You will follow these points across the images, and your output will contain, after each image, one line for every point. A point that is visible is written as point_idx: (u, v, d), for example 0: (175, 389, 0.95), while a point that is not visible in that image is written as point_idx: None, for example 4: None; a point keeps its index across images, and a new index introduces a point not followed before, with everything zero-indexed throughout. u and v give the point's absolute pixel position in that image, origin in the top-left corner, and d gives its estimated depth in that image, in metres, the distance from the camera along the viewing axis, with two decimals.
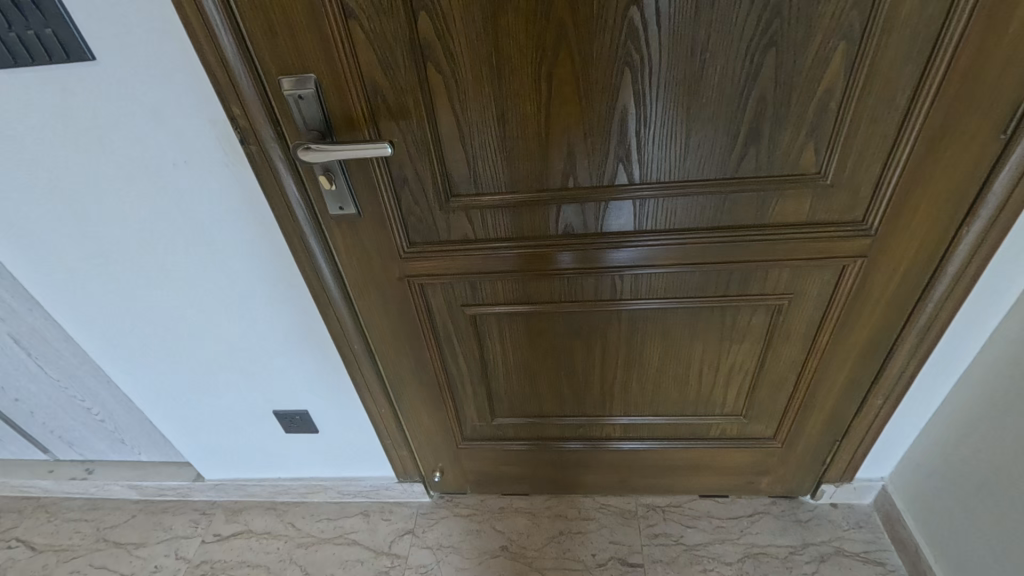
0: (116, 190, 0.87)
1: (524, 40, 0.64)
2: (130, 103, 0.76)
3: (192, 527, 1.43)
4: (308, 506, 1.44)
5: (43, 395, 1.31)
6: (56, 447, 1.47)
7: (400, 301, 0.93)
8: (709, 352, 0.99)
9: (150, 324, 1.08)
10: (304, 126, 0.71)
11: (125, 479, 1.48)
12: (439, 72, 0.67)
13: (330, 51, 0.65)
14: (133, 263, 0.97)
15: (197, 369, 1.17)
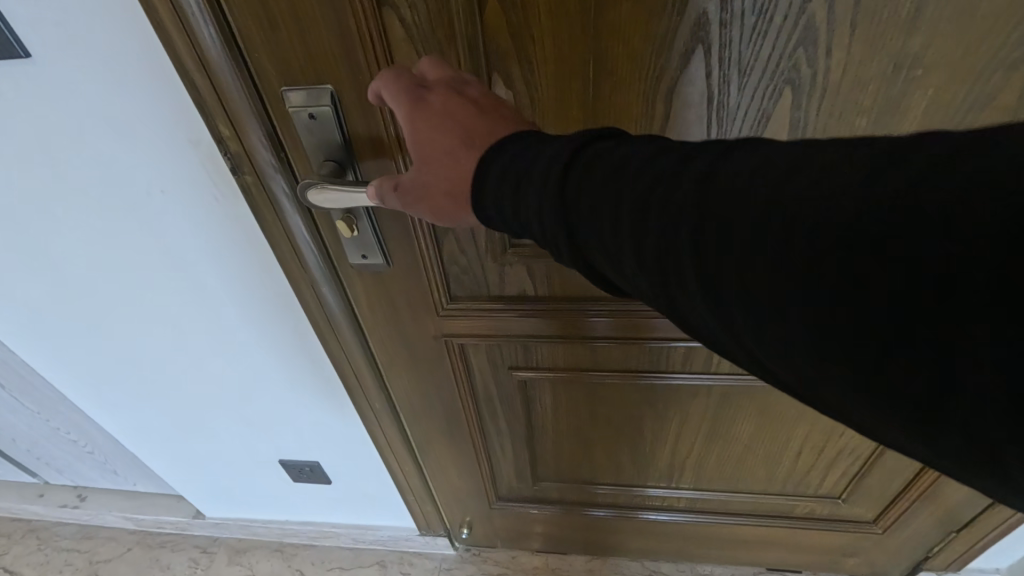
0: (82, 219, 0.70)
1: (640, 45, 0.43)
2: (92, 115, 0.59)
3: (191, 567, 1.29)
4: (319, 551, 1.29)
5: (26, 425, 1.17)
6: (46, 471, 1.34)
7: (433, 360, 0.75)
8: (814, 433, 0.80)
9: (135, 362, 0.93)
10: (317, 154, 0.52)
11: (120, 510, 1.35)
12: (508, 87, 0.47)
13: (354, 53, 0.46)
14: (110, 299, 0.81)
15: (191, 409, 1.01)
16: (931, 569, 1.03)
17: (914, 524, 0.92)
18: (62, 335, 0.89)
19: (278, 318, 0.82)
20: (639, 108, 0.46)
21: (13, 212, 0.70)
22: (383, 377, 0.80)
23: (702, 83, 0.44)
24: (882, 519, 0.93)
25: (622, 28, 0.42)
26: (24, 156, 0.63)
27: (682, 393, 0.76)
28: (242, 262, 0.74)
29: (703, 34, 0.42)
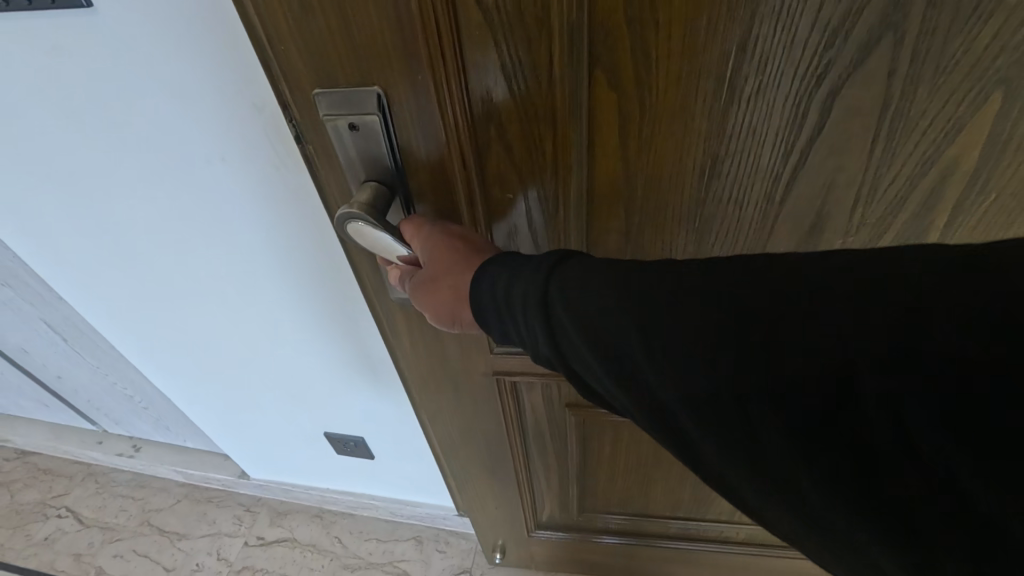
0: (138, 189, 0.64)
1: (806, 33, 0.37)
2: (144, 76, 0.52)
3: (236, 524, 1.33)
4: (358, 520, 1.31)
5: (88, 379, 1.21)
6: (103, 421, 1.39)
7: (483, 398, 0.67)
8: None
9: (190, 329, 0.90)
10: (359, 169, 0.44)
11: (171, 463, 1.39)
12: (615, 91, 0.41)
13: (420, 51, 0.37)
14: (168, 269, 0.77)
15: (243, 380, 1.00)
16: None
17: None
18: (120, 300, 0.87)
19: (336, 300, 0.77)
20: (787, 112, 0.41)
21: (64, 176, 0.65)
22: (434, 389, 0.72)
23: (880, 84, 0.39)
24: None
25: (791, 14, 0.36)
26: (71, 117, 0.57)
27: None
28: (304, 239, 0.68)
29: (897, 20, 0.36)
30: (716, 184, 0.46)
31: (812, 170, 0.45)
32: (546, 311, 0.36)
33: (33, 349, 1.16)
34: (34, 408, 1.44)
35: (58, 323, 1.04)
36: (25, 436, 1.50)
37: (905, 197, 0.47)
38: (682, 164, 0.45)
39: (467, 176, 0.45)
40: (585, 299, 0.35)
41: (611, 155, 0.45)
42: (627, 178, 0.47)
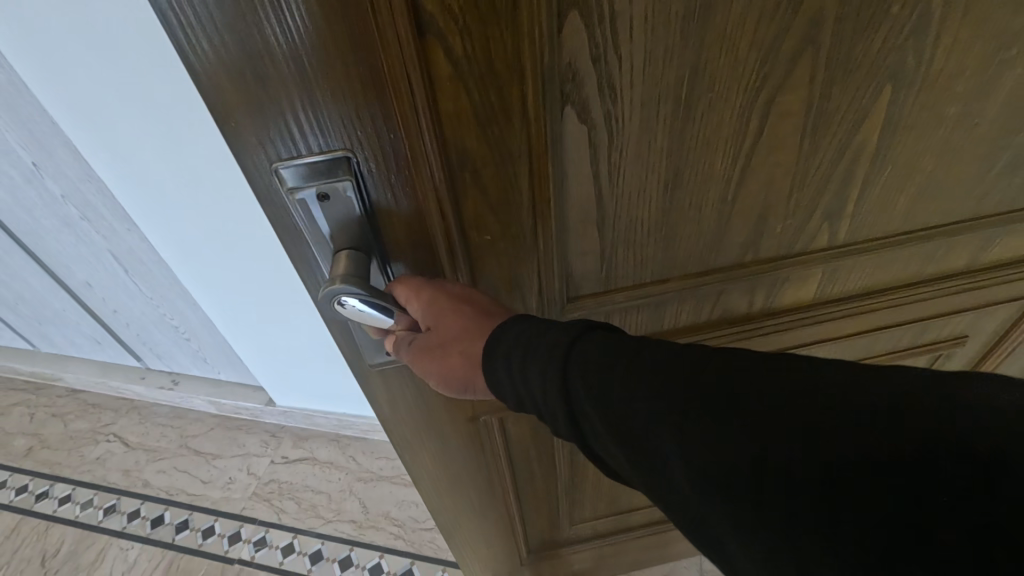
0: None
1: (745, 57, 0.42)
2: None
3: (263, 446, 1.52)
4: (368, 443, 1.49)
5: (140, 309, 1.38)
6: (147, 356, 1.57)
7: (468, 445, 0.75)
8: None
9: (249, 252, 1.13)
10: (330, 238, 0.43)
11: (206, 394, 1.58)
12: (587, 124, 0.44)
13: (398, 108, 0.38)
14: (236, 185, 1.01)
15: (284, 298, 1.22)
16: None
17: None
18: (190, 225, 1.09)
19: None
20: (734, 120, 0.46)
21: (188, 114, 0.91)
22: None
23: (803, 87, 0.45)
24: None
25: (728, 43, 0.41)
26: None
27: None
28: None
29: (815, 34, 0.42)
30: (679, 195, 0.51)
31: (757, 166, 0.50)
32: (564, 386, 0.41)
33: (96, 283, 1.33)
34: (85, 346, 1.62)
35: (126, 254, 1.20)
36: (77, 373, 1.69)
37: (829, 177, 0.53)
38: (651, 177, 0.49)
39: (448, 232, 0.47)
40: (591, 372, 0.40)
41: (580, 189, 0.48)
42: (597, 205, 0.50)
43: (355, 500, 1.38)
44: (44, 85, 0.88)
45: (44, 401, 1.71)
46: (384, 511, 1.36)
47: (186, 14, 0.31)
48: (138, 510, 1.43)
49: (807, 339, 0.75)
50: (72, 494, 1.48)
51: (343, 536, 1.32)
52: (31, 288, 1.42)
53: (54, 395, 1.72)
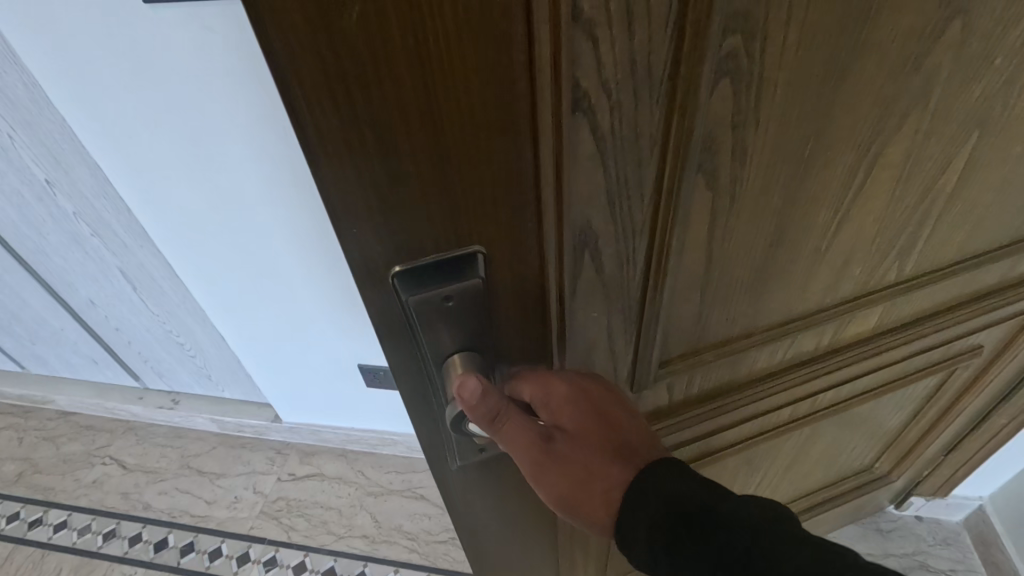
0: (250, 129, 0.91)
1: (868, 111, 0.44)
2: None
3: (269, 464, 1.50)
4: (377, 457, 1.49)
5: (144, 326, 1.36)
6: (147, 375, 1.55)
7: (534, 527, 0.67)
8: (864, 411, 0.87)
9: (262, 265, 1.12)
10: (446, 344, 0.42)
11: (208, 413, 1.55)
12: (714, 189, 0.44)
13: (528, 198, 0.36)
14: (255, 205, 1.02)
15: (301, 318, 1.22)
16: (921, 496, 1.19)
17: (919, 464, 1.08)
18: (204, 241, 1.09)
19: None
20: (845, 174, 0.48)
21: (210, 125, 0.91)
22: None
23: (907, 137, 0.48)
24: (904, 464, 1.06)
25: (856, 102, 0.43)
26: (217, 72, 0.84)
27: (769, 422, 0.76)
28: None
29: (927, 91, 0.45)
30: (781, 248, 0.52)
31: (859, 212, 0.52)
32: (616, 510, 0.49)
33: (100, 300, 1.31)
34: (81, 367, 1.59)
35: (136, 270, 1.20)
36: (70, 395, 1.65)
37: (910, 219, 0.55)
38: (765, 230, 0.49)
39: (556, 318, 0.45)
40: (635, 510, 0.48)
41: (697, 256, 0.48)
42: (706, 269, 0.50)
43: (366, 514, 1.37)
44: (64, 93, 0.88)
45: (33, 424, 1.66)
46: (396, 524, 1.35)
47: (333, 125, 0.30)
48: (139, 534, 1.38)
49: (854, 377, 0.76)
50: (68, 520, 1.43)
51: (355, 552, 1.30)
52: (29, 308, 1.39)
53: (44, 418, 1.67)
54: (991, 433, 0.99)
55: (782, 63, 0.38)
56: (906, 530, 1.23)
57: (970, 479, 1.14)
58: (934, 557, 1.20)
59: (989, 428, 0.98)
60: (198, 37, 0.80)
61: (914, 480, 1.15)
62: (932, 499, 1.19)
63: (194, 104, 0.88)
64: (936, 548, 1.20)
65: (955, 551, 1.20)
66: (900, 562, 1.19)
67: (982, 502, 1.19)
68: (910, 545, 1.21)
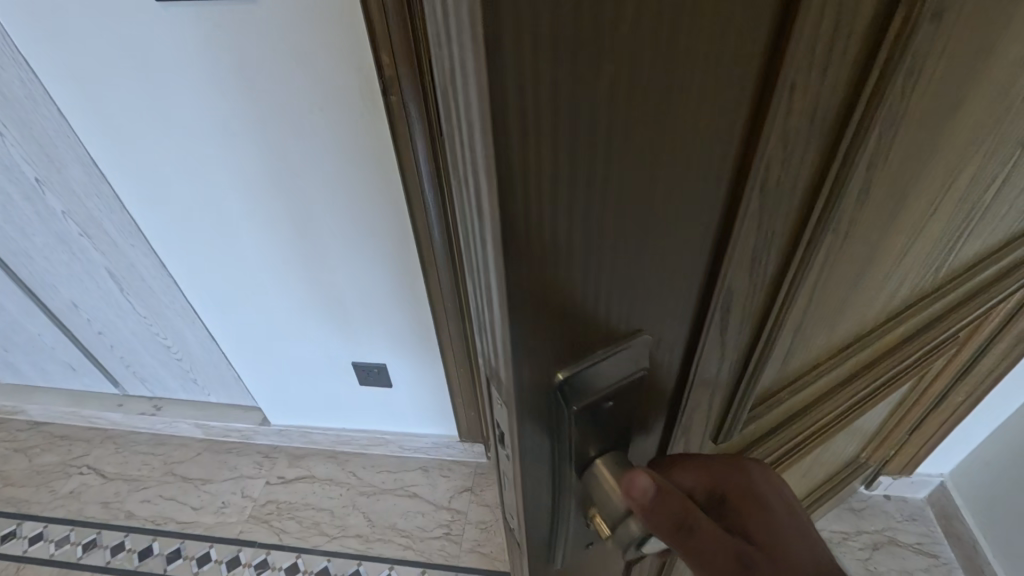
0: (245, 132, 0.91)
1: (987, 104, 0.41)
2: (273, 46, 0.80)
3: (257, 468, 1.49)
4: (368, 458, 1.49)
5: (129, 329, 1.34)
6: (129, 381, 1.52)
7: None
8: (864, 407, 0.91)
9: (258, 262, 1.12)
10: (591, 442, 0.31)
11: (193, 418, 1.53)
12: (860, 209, 0.38)
13: (716, 248, 0.28)
14: (248, 206, 1.02)
15: (294, 319, 1.23)
16: (889, 475, 1.28)
17: (893, 449, 1.18)
18: (198, 240, 1.09)
19: (390, 232, 1.02)
20: (949, 173, 0.45)
21: (205, 121, 0.90)
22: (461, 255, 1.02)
23: (998, 134, 0.46)
24: (876, 451, 1.17)
25: (986, 94, 0.40)
26: (213, 73, 0.84)
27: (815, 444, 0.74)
28: (376, 173, 0.93)
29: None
30: (878, 257, 0.48)
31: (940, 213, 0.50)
32: None
33: (83, 302, 1.29)
34: (58, 374, 1.54)
35: (125, 270, 1.19)
36: (44, 403, 1.60)
37: (965, 218, 0.55)
38: (877, 237, 0.45)
39: (696, 390, 0.36)
40: None
41: (828, 298, 0.45)
42: (821, 295, 0.44)
43: (360, 514, 1.37)
44: (66, 91, 0.89)
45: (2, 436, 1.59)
46: (390, 523, 1.35)
47: (537, 156, 0.19)
48: (122, 543, 1.35)
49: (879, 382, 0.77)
50: (44, 532, 1.38)
51: (349, 552, 1.30)
52: (6, 313, 1.36)
53: (15, 429, 1.61)
54: (950, 410, 1.07)
55: (957, 55, 0.33)
56: (877, 509, 1.32)
57: (932, 458, 1.24)
58: (903, 532, 1.28)
59: (948, 405, 1.06)
60: (192, 31, 0.80)
61: (880, 463, 1.24)
62: (899, 478, 1.28)
63: (191, 99, 0.88)
64: (905, 524, 1.29)
65: (921, 526, 1.29)
66: (873, 539, 1.27)
67: (945, 479, 1.28)
68: (881, 522, 1.30)
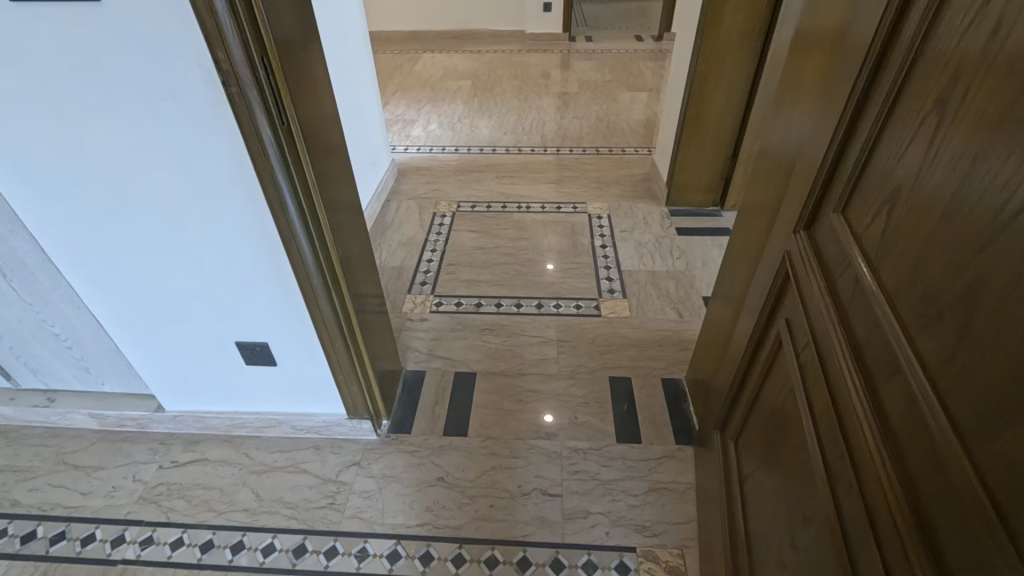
0: (110, 122, 1.00)
1: None
2: (123, 44, 0.91)
3: (151, 454, 1.53)
4: (262, 439, 1.56)
5: (17, 318, 1.38)
6: (20, 374, 1.54)
7: None
8: (798, 396, 0.81)
9: (135, 241, 1.18)
10: None
11: (86, 408, 1.56)
12: None
13: None
14: (119, 193, 1.10)
15: (178, 302, 1.30)
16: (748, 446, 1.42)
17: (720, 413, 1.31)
18: (79, 227, 1.17)
19: (247, 205, 1.10)
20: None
21: (64, 103, 0.98)
22: (325, 244, 1.16)
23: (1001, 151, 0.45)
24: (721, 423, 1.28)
25: None
26: (72, 69, 0.94)
27: (858, 441, 0.64)
28: (230, 156, 1.02)
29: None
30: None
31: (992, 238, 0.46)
32: None
33: None
34: None
35: (8, 257, 1.25)
36: None
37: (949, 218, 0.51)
38: None
39: None
40: None
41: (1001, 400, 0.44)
42: None
43: (248, 490, 1.44)
44: None
45: None
46: (277, 496, 1.43)
47: None
48: (4, 529, 1.37)
49: (849, 333, 0.68)
50: None
51: (235, 524, 1.37)
52: None
53: None
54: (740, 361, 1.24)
55: None
56: None
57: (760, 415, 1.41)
58: None
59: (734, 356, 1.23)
60: (47, 27, 0.90)
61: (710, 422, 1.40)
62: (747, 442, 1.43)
63: (59, 92, 0.97)
64: None
65: None
66: None
67: None
68: None
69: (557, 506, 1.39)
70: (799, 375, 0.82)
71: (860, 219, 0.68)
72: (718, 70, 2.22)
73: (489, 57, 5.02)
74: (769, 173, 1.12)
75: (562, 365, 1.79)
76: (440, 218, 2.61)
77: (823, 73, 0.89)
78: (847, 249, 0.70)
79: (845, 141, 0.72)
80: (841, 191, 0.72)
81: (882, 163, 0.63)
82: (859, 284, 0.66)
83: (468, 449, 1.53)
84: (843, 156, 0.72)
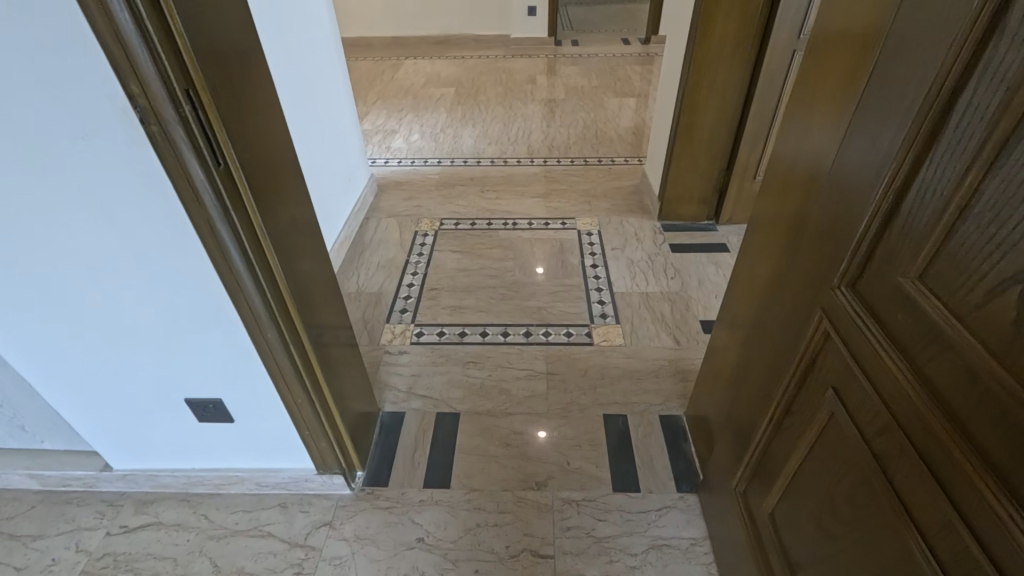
0: (13, 165, 0.86)
1: None
2: (20, 77, 0.77)
3: (98, 518, 1.38)
4: (223, 498, 1.42)
5: None
6: None
7: None
8: (878, 487, 0.67)
9: (60, 297, 1.04)
10: None
11: (24, 469, 1.40)
12: None
13: None
14: (34, 244, 0.96)
15: (117, 358, 1.15)
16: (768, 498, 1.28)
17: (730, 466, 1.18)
18: None
19: (185, 253, 0.96)
20: None
21: None
22: (277, 293, 1.02)
23: None
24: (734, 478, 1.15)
25: None
26: None
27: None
28: (160, 202, 0.88)
29: None
30: None
31: None
32: None
33: None
34: None
35: None
36: None
37: None
38: None
39: None
40: None
41: None
42: None
43: (205, 560, 1.29)
44: None
45: None
46: (237, 567, 1.28)
47: None
48: None
49: (963, 430, 0.54)
50: None
51: None
52: None
53: None
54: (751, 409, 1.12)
55: None
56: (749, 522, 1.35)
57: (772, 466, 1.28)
58: None
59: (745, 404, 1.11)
60: None
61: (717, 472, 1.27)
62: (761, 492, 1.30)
63: None
64: None
65: None
66: None
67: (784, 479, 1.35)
68: None
69: (549, 570, 1.26)
70: (871, 463, 0.68)
71: (956, 286, 0.54)
72: (711, 80, 2.11)
73: (473, 63, 4.88)
74: (778, 204, 1.00)
75: (552, 402, 1.66)
76: (422, 238, 2.47)
77: (848, 92, 0.77)
78: (939, 320, 0.56)
79: (908, 184, 0.59)
80: (914, 247, 0.59)
81: (999, 228, 0.49)
82: (974, 372, 0.52)
83: (450, 504, 1.39)
84: (909, 202, 0.59)
